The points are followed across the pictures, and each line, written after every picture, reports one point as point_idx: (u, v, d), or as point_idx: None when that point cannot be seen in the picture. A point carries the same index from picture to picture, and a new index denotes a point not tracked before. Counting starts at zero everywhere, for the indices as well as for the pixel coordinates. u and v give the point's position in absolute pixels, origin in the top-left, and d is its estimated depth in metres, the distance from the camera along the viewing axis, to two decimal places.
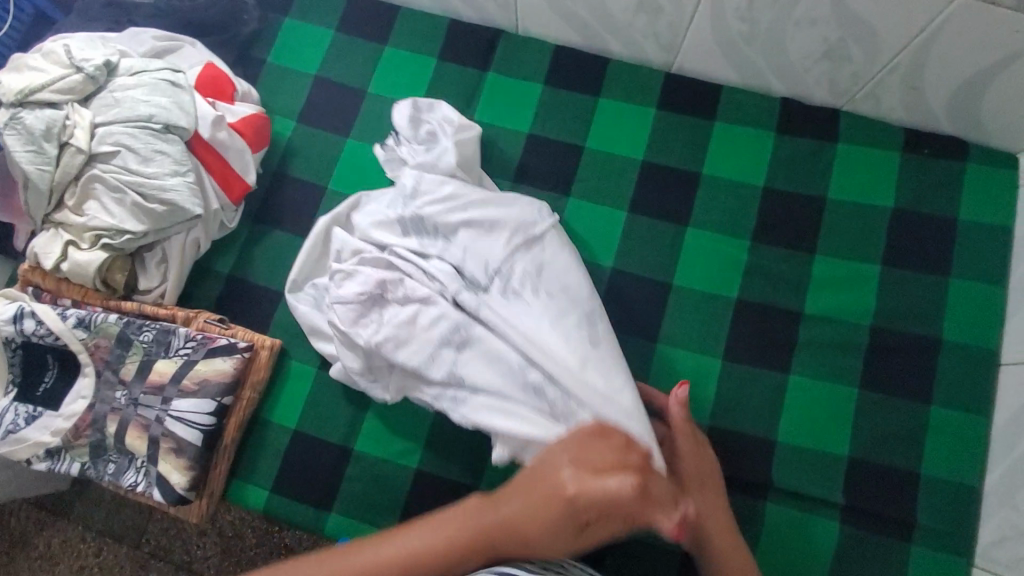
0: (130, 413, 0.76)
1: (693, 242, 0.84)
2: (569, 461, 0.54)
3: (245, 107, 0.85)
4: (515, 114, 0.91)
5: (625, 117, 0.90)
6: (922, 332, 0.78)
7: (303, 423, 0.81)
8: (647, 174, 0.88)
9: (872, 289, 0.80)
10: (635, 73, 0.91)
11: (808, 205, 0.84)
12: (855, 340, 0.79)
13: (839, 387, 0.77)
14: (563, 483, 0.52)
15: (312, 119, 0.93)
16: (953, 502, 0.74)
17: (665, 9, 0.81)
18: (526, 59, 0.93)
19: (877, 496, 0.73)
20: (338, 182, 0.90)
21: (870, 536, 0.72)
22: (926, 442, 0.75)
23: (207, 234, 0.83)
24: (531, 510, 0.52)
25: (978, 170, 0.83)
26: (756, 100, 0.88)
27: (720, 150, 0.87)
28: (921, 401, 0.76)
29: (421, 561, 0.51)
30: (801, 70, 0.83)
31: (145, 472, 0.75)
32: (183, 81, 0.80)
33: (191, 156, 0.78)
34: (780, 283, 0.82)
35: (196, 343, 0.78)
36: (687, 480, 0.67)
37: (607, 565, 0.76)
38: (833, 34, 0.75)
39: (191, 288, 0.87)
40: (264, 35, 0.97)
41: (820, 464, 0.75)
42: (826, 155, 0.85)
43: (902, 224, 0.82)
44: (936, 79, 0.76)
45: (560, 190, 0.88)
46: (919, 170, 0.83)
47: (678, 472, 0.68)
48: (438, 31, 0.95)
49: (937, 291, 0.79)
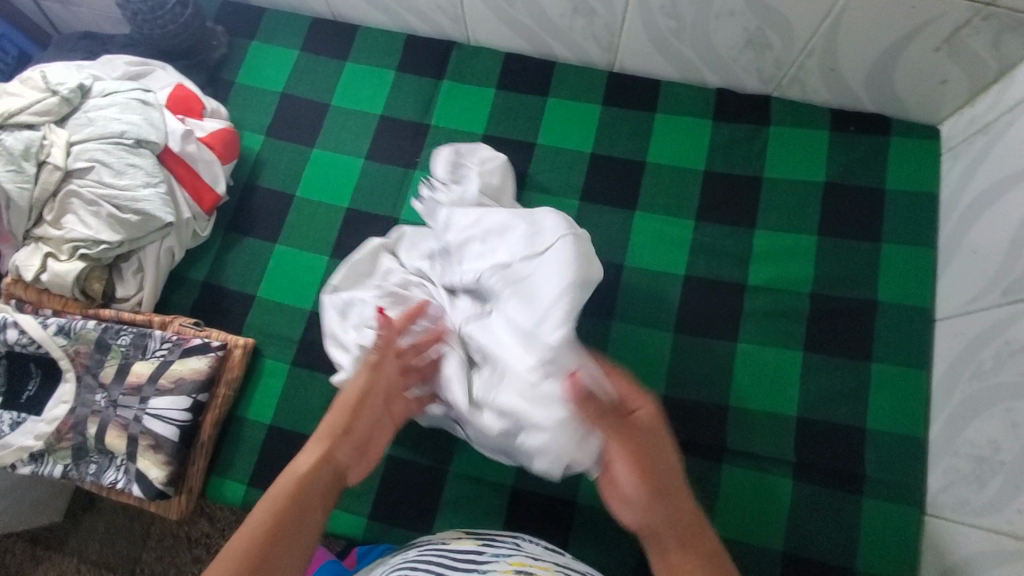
0: (110, 414, 0.80)
1: (641, 226, 0.89)
2: (386, 388, 0.65)
3: (214, 123, 0.91)
4: (470, 117, 0.97)
5: (572, 114, 0.96)
6: (859, 295, 0.82)
7: (278, 418, 0.85)
8: (595, 165, 0.93)
9: (810, 259, 0.85)
10: (579, 73, 0.98)
11: (745, 186, 0.90)
12: (798, 307, 0.83)
13: (784, 351, 0.81)
14: (376, 400, 0.63)
15: (280, 132, 0.99)
16: (902, 453, 0.76)
17: (599, 11, 0.87)
18: (478, 67, 0.99)
19: (826, 452, 0.76)
20: (305, 189, 0.95)
21: (823, 490, 0.75)
22: (870, 398, 0.78)
23: (181, 242, 0.88)
24: (351, 422, 0.61)
25: (902, 142, 0.88)
26: (693, 92, 0.95)
27: (663, 139, 0.93)
28: (863, 360, 0.80)
29: (300, 485, 0.55)
30: (729, 60, 0.89)
31: (124, 470, 0.79)
32: (153, 100, 0.86)
33: (162, 169, 0.84)
34: (725, 259, 0.87)
35: (172, 344, 0.82)
36: (652, 473, 0.55)
37: (574, 535, 0.79)
38: (751, 24, 0.81)
39: (168, 296, 0.92)
40: (233, 58, 1.04)
41: (770, 425, 0.78)
42: (760, 138, 0.91)
43: (834, 197, 0.87)
44: (849, 60, 0.82)
45: (514, 185, 0.93)
46: (846, 147, 0.89)
47: (642, 467, 0.56)
48: (395, 46, 1.02)
49: (871, 256, 0.84)
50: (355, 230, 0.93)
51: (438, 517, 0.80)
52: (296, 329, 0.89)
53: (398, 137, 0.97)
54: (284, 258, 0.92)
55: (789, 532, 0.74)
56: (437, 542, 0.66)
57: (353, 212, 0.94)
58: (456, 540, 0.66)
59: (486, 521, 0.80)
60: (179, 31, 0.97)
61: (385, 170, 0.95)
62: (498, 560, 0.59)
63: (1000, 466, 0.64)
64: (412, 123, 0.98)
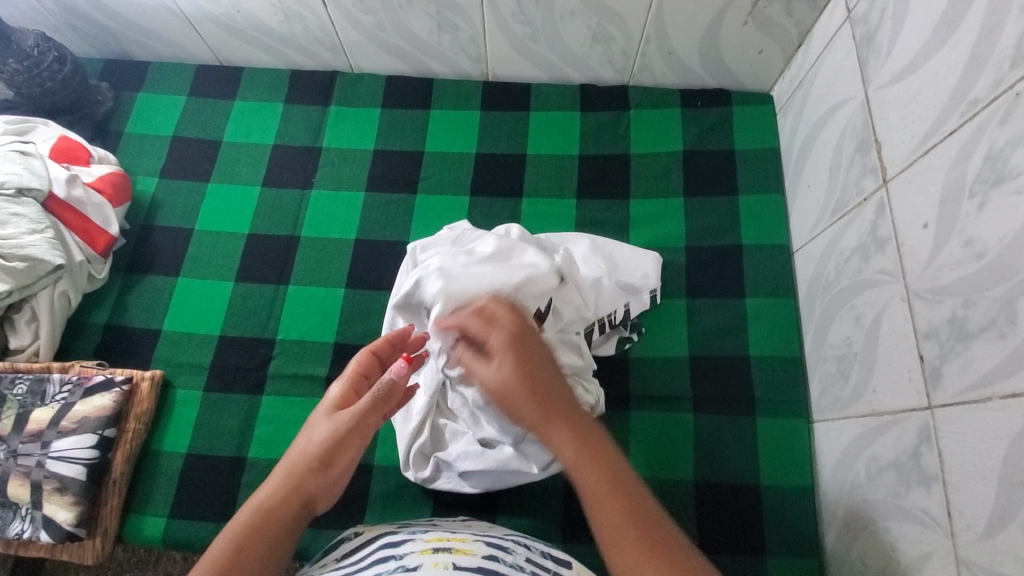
0: (10, 465, 0.77)
1: (529, 210, 0.96)
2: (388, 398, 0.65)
3: (102, 168, 0.94)
4: (359, 136, 1.03)
5: (455, 122, 1.04)
6: (726, 242, 0.92)
7: (195, 445, 0.84)
8: (481, 163, 1.01)
9: (681, 217, 0.94)
10: (457, 85, 1.06)
11: (616, 163, 0.99)
12: (675, 260, 0.92)
13: (669, 301, 0.89)
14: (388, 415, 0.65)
15: (175, 172, 1.01)
16: (782, 372, 0.83)
17: (461, 26, 0.97)
18: (363, 90, 1.06)
19: (719, 383, 0.84)
20: (205, 222, 0.98)
21: (720, 417, 0.82)
22: (749, 329, 0.86)
23: (77, 286, 0.88)
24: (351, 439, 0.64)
25: (743, 109, 1.01)
26: (560, 89, 1.05)
27: (539, 132, 1.02)
28: (738, 297, 0.88)
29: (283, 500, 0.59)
30: (583, 56, 1.00)
31: (31, 519, 0.76)
32: (34, 150, 0.88)
33: (48, 215, 0.86)
34: (607, 228, 0.95)
35: (73, 385, 0.81)
36: (551, 401, 0.60)
37: (504, 506, 0.80)
38: (592, 21, 0.93)
39: (68, 344, 0.90)
40: (121, 110, 1.07)
41: (667, 368, 0.85)
42: (623, 121, 1.02)
43: (693, 162, 0.98)
44: (680, 43, 0.95)
45: (409, 191, 0.99)
46: (697, 119, 1.01)
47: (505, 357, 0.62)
48: (282, 81, 1.08)
49: (732, 207, 0.94)
50: (258, 253, 0.95)
51: (368, 513, 0.80)
52: (206, 356, 0.89)
53: (293, 162, 1.02)
54: (189, 288, 0.93)
55: (698, 463, 0.80)
56: (351, 536, 0.64)
57: (255, 237, 0.96)
58: (367, 530, 0.64)
59: (416, 508, 0.80)
60: (60, 88, 0.99)
61: (282, 194, 0.99)
62: (414, 540, 0.57)
63: (855, 358, 0.72)
64: (305, 147, 1.03)
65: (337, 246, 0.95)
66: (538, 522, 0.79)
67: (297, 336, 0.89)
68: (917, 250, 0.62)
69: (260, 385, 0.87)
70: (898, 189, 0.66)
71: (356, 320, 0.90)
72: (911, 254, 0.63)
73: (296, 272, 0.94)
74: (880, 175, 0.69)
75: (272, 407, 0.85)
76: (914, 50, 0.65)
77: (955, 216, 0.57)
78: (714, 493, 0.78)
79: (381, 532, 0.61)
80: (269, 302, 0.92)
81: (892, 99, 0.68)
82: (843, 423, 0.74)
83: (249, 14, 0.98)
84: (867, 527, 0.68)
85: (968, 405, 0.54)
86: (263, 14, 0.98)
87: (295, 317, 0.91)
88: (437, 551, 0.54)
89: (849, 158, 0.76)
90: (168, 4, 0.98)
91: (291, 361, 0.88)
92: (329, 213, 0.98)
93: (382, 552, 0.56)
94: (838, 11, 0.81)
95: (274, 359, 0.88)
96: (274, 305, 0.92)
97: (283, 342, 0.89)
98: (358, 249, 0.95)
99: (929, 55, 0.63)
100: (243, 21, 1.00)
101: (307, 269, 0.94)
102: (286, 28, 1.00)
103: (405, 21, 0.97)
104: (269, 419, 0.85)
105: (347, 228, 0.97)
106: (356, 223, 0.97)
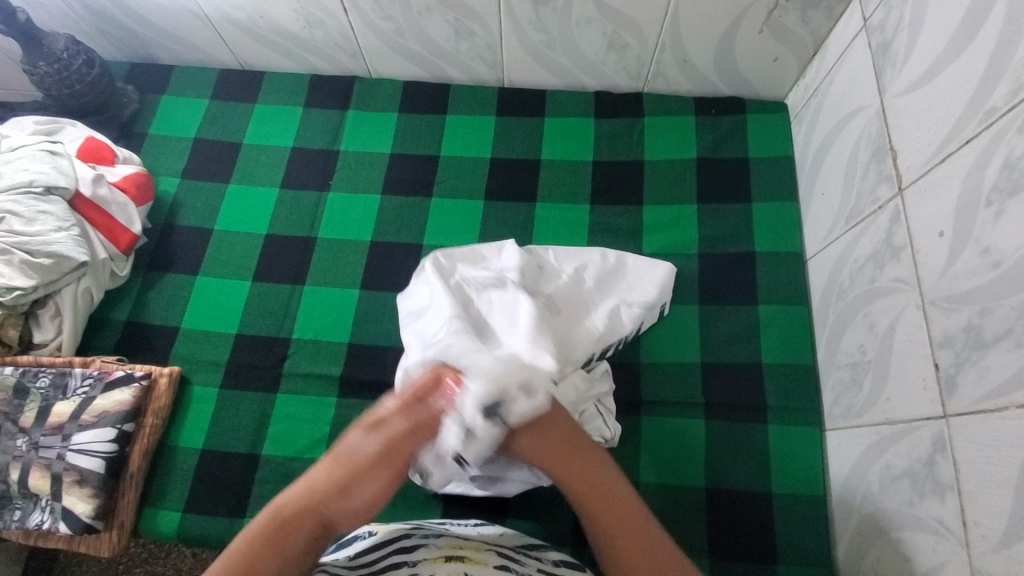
0: (32, 457, 0.79)
1: (542, 214, 0.97)
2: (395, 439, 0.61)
3: (126, 168, 0.96)
4: (376, 139, 1.05)
5: (470, 127, 1.05)
6: (739, 249, 0.92)
7: (210, 441, 0.85)
8: (496, 167, 1.02)
9: (693, 224, 0.95)
10: (473, 91, 1.08)
11: (629, 169, 1.00)
12: (687, 266, 0.92)
13: (681, 306, 0.89)
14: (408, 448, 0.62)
15: (196, 173, 1.04)
16: (794, 380, 0.83)
17: (478, 33, 0.98)
18: (380, 95, 1.08)
19: (730, 390, 0.84)
20: (224, 222, 0.99)
21: (731, 423, 0.82)
22: (761, 336, 0.86)
23: (100, 283, 0.90)
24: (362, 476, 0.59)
25: (758, 117, 1.01)
26: (575, 96, 1.06)
27: (553, 138, 1.03)
28: (751, 304, 0.88)
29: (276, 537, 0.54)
30: (598, 63, 1.01)
31: (50, 510, 0.77)
32: (62, 150, 0.91)
33: (73, 213, 0.88)
34: (620, 234, 0.95)
35: (94, 379, 0.83)
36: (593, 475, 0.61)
37: (514, 509, 0.80)
38: (608, 29, 0.94)
39: (89, 340, 0.92)
40: (145, 112, 1.09)
41: (678, 373, 0.85)
42: (636, 128, 1.02)
43: (707, 169, 0.98)
44: (695, 52, 0.96)
45: (424, 194, 1.01)
46: (711, 126, 1.01)
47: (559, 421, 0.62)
48: (301, 85, 1.10)
49: (745, 214, 0.94)
50: (276, 254, 0.97)
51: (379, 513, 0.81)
52: (222, 353, 0.90)
53: (311, 165, 1.03)
54: (207, 288, 0.95)
55: (709, 470, 0.80)
56: (365, 534, 0.64)
57: (272, 237, 0.98)
58: (382, 530, 0.63)
59: (427, 509, 0.81)
60: (87, 90, 1.02)
61: (300, 196, 1.01)
62: (428, 547, 0.58)
63: (869, 366, 0.72)
64: (323, 151, 1.04)
65: (353, 247, 0.97)
66: (548, 525, 0.79)
67: (311, 336, 0.91)
68: (932, 258, 0.62)
69: (275, 383, 0.88)
70: (914, 197, 0.66)
71: (370, 320, 0.92)
72: (926, 262, 0.63)
73: (312, 273, 0.95)
74: (895, 183, 0.69)
75: (287, 405, 0.86)
76: (930, 59, 0.65)
77: (972, 224, 0.57)
78: (724, 500, 0.78)
79: (395, 533, 0.62)
80: (285, 301, 0.94)
81: (907, 108, 0.68)
82: (856, 432, 0.73)
83: (271, 19, 1.00)
84: (881, 537, 0.67)
85: (984, 413, 0.54)
86: (284, 19, 1.00)
87: (310, 316, 0.92)
88: (449, 561, 0.56)
89: (864, 166, 0.76)
90: (194, 8, 1.00)
91: (305, 360, 0.89)
92: (345, 215, 0.99)
93: (397, 559, 0.56)
94: (854, 19, 0.82)
95: (288, 358, 0.89)
96: (290, 305, 0.93)
97: (298, 341, 0.90)
98: (373, 250, 0.96)
99: (945, 64, 0.63)
100: (265, 27, 1.02)
101: (323, 270, 0.95)
102: (307, 34, 1.03)
103: (423, 28, 0.99)
104: (284, 417, 0.86)
105: (363, 230, 0.98)
106: (372, 225, 0.99)
